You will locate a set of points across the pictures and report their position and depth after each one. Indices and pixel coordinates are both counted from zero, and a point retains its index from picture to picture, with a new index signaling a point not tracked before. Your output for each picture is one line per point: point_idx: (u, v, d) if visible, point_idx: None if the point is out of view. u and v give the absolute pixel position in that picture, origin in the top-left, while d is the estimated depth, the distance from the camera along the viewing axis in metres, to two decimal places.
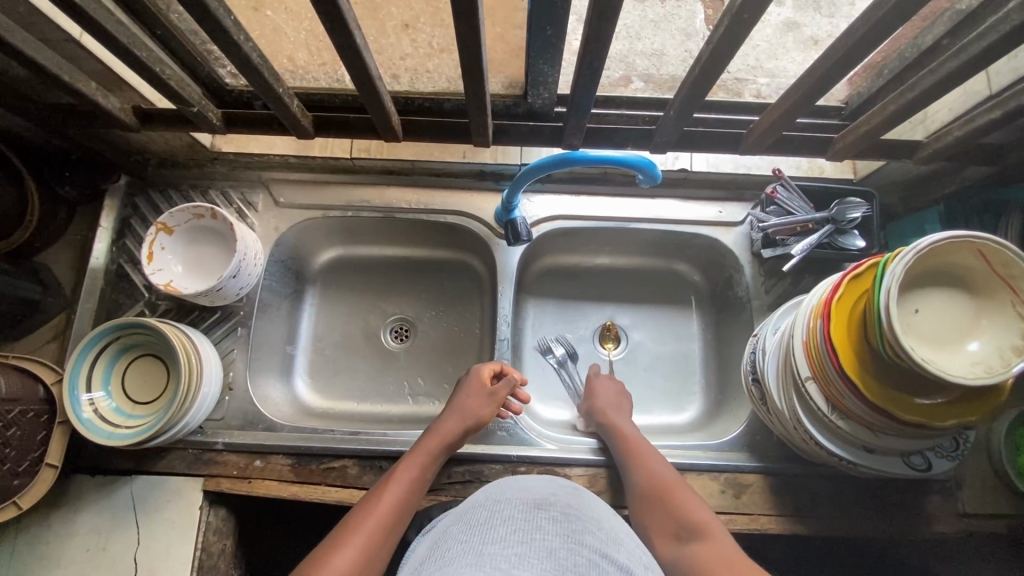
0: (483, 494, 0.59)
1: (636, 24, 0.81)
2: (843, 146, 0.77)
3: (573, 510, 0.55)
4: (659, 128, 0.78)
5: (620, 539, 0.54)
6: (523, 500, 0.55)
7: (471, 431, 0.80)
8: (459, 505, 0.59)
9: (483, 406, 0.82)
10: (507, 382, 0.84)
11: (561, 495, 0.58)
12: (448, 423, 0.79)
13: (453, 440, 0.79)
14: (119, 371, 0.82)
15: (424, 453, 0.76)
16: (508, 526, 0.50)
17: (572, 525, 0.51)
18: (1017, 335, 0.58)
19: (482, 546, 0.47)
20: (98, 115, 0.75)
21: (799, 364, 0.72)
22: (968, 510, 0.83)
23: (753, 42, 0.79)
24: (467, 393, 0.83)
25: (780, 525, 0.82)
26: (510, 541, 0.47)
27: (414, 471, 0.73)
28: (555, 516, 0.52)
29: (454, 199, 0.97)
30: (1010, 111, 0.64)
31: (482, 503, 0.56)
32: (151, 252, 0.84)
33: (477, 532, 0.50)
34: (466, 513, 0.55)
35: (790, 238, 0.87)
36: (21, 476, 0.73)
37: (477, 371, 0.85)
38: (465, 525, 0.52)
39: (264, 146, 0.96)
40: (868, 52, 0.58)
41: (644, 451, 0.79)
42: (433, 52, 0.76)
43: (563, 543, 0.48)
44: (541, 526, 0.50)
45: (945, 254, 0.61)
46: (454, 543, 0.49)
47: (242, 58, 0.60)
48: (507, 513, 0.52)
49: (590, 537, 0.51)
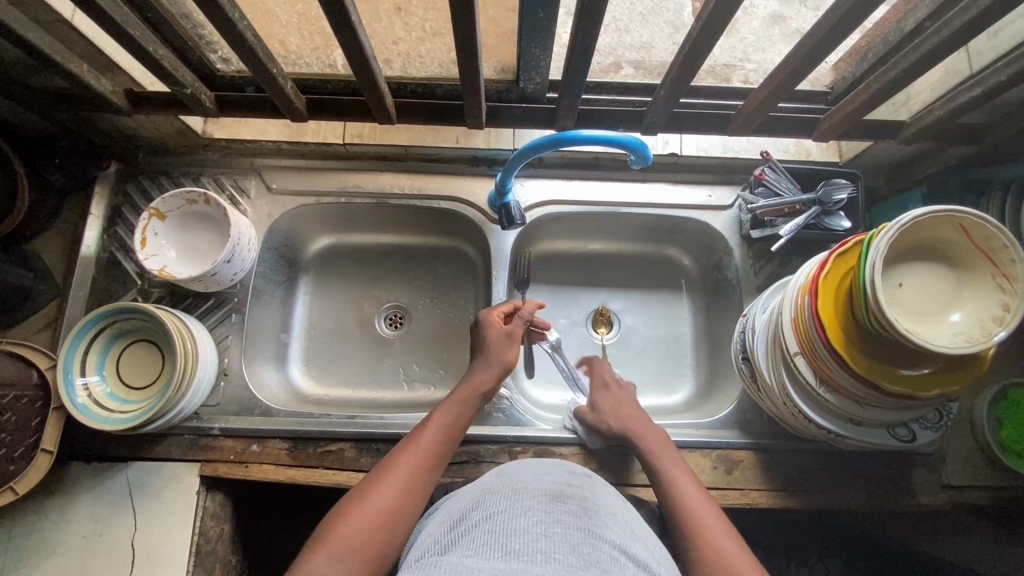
0: (499, 480, 0.60)
1: (624, 16, 0.79)
2: (829, 127, 0.79)
3: (590, 502, 0.56)
4: (652, 108, 0.78)
5: (636, 533, 0.55)
6: (541, 491, 0.56)
7: (502, 377, 0.80)
8: (474, 491, 0.59)
9: (508, 349, 0.82)
10: (520, 319, 0.85)
11: (576, 484, 0.59)
12: (484, 369, 0.79)
13: (486, 389, 0.78)
14: (114, 355, 0.82)
15: (461, 400, 0.75)
16: (529, 518, 0.51)
17: (591, 519, 0.52)
18: (997, 306, 0.60)
19: (504, 539, 0.48)
20: (89, 98, 0.75)
21: (787, 339, 0.74)
22: (952, 482, 0.85)
23: (739, 35, 0.79)
24: (496, 344, 0.82)
25: (770, 500, 0.84)
26: (532, 535, 0.48)
27: (449, 417, 0.72)
28: (575, 510, 0.53)
29: (448, 184, 0.98)
30: (989, 89, 0.66)
31: (500, 489, 0.57)
32: (144, 237, 0.84)
33: (497, 522, 0.50)
34: (483, 499, 0.56)
35: (779, 219, 0.89)
36: (17, 462, 0.73)
37: (488, 318, 0.84)
38: (483, 512, 0.53)
39: (256, 132, 0.98)
40: (851, 29, 0.59)
41: (656, 446, 0.76)
42: (425, 36, 0.76)
43: (584, 538, 0.49)
44: (561, 520, 0.51)
45: (926, 228, 0.63)
46: (476, 533, 0.50)
47: (237, 37, 0.60)
48: (526, 504, 0.53)
49: (609, 531, 0.52)
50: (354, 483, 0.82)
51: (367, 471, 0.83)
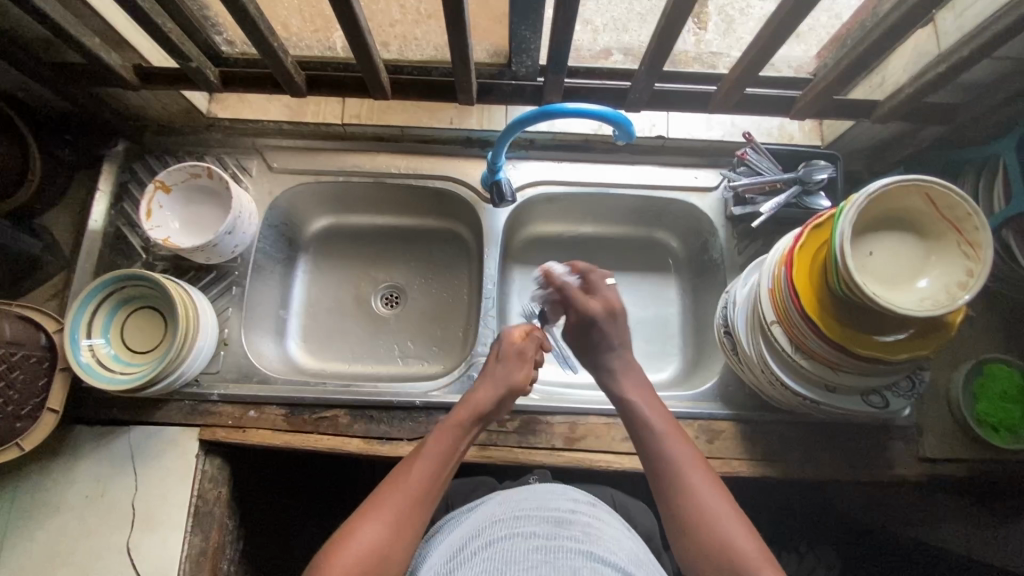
0: (504, 508, 0.64)
1: (623, 16, 0.85)
2: (804, 104, 0.82)
3: (592, 527, 0.61)
4: (633, 86, 0.81)
5: (641, 560, 0.60)
6: (544, 517, 0.61)
7: (504, 399, 0.78)
8: (481, 520, 0.63)
9: (515, 372, 0.80)
10: (532, 342, 0.84)
11: (580, 512, 0.64)
12: (480, 394, 0.77)
13: (485, 409, 0.76)
14: (119, 322, 0.85)
15: (456, 425, 0.72)
16: (531, 544, 0.56)
17: (593, 544, 0.57)
18: (962, 271, 0.62)
19: (505, 567, 0.53)
20: (101, 72, 0.79)
21: (765, 309, 0.76)
22: (929, 454, 0.87)
23: (738, 35, 0.84)
24: (507, 365, 0.81)
25: (750, 469, 0.87)
26: (534, 561, 0.53)
27: (443, 445, 0.69)
28: (576, 535, 0.58)
29: (444, 165, 1.02)
30: (950, 68, 0.69)
31: (502, 518, 0.62)
32: (149, 209, 0.89)
33: (499, 550, 0.55)
34: (487, 528, 0.61)
35: (759, 198, 0.92)
36: (24, 419, 0.76)
37: (508, 335, 0.84)
38: (486, 541, 0.58)
39: (259, 112, 1.00)
40: (814, 3, 0.63)
41: (664, 423, 0.72)
42: (420, 18, 0.81)
43: (585, 563, 0.53)
44: (563, 545, 0.56)
45: (894, 198, 0.65)
46: (478, 560, 0.55)
47: (240, 8, 0.65)
48: (529, 530, 0.58)
49: (611, 555, 0.57)
50: (347, 448, 0.86)
51: (360, 436, 0.86)
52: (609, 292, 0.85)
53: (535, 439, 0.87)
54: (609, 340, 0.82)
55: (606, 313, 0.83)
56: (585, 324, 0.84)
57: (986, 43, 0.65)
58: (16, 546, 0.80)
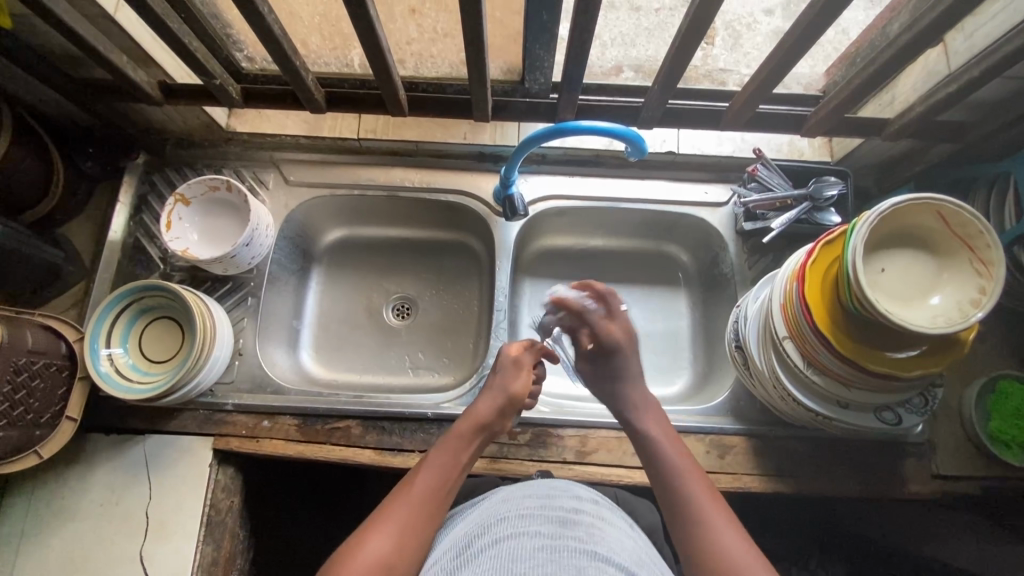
0: (506, 506, 0.64)
1: (631, 32, 0.89)
2: (815, 122, 0.83)
3: (596, 527, 0.61)
4: (646, 102, 0.82)
5: (643, 559, 0.60)
6: (548, 516, 0.61)
7: (504, 409, 0.78)
8: (483, 519, 0.63)
9: (514, 382, 0.80)
10: (531, 352, 0.85)
11: (585, 510, 0.64)
12: (482, 404, 0.77)
13: (487, 420, 0.76)
14: (137, 332, 0.87)
15: (457, 437, 0.73)
16: (536, 544, 0.56)
17: (598, 544, 0.57)
18: (975, 289, 0.62)
19: (510, 565, 0.53)
20: (128, 88, 0.82)
21: (777, 325, 0.76)
22: (942, 471, 0.86)
23: (744, 50, 0.87)
24: (505, 376, 0.81)
25: (763, 485, 0.87)
26: (539, 560, 0.53)
27: (445, 457, 0.70)
28: (580, 534, 0.58)
29: (457, 179, 1.03)
30: (961, 87, 0.70)
31: (506, 515, 0.62)
32: (169, 220, 0.90)
33: (504, 549, 0.55)
34: (491, 525, 0.61)
35: (770, 213, 0.94)
36: (43, 427, 0.78)
37: (506, 347, 0.85)
38: (491, 539, 0.58)
39: (276, 126, 1.03)
40: (825, 25, 0.64)
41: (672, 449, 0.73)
42: (437, 37, 0.83)
43: (590, 561, 0.54)
44: (567, 544, 0.56)
45: (906, 215, 0.66)
46: (483, 559, 0.55)
47: (265, 29, 0.67)
48: (533, 530, 0.58)
49: (615, 554, 0.57)
50: (359, 459, 0.86)
51: (372, 447, 0.87)
52: (627, 320, 0.86)
53: (546, 452, 0.87)
54: (629, 368, 0.82)
55: (625, 339, 0.84)
56: (606, 351, 0.83)
57: (997, 63, 0.66)
58: (30, 554, 0.81)
